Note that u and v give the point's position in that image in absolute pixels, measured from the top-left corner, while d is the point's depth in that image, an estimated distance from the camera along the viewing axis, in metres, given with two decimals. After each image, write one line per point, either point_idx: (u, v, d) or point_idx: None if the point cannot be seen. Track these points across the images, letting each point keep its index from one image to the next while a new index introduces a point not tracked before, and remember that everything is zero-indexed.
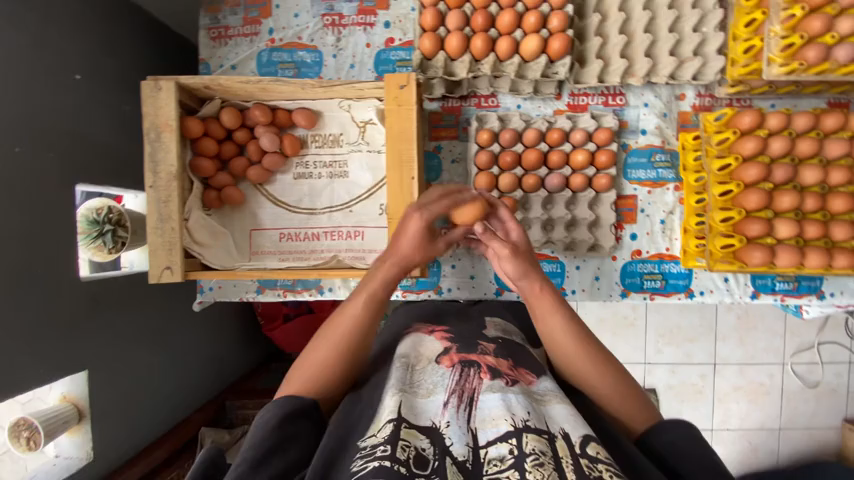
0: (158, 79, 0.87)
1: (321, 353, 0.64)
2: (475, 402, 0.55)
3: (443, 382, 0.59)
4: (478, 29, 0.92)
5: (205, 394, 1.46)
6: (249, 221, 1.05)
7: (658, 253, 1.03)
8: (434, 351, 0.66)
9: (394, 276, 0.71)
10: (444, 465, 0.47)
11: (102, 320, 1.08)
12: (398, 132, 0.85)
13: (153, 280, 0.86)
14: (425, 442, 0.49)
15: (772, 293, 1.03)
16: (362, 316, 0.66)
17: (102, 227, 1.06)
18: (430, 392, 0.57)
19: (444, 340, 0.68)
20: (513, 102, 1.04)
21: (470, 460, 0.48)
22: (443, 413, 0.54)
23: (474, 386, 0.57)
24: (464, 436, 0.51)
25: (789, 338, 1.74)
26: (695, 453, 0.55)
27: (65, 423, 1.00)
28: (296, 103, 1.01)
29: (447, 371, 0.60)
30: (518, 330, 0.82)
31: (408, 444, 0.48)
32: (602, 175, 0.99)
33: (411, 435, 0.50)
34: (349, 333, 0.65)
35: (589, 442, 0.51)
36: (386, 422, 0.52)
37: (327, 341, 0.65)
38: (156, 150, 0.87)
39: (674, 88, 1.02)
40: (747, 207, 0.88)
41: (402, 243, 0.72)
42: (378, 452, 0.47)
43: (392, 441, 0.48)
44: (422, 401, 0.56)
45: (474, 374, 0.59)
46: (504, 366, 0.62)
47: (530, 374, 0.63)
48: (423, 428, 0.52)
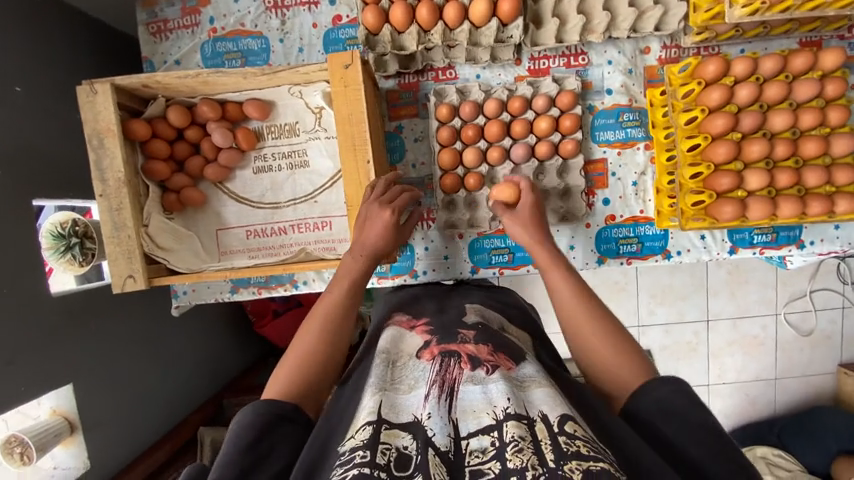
0: (94, 83, 0.84)
1: (307, 342, 0.65)
2: (456, 393, 0.53)
3: (424, 375, 0.56)
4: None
5: (201, 396, 1.46)
6: (213, 221, 1.02)
7: (632, 216, 1.00)
8: (415, 346, 0.63)
9: (368, 265, 0.76)
10: (427, 459, 0.45)
11: (79, 333, 1.08)
12: (347, 114, 0.82)
13: (115, 289, 0.86)
14: (407, 440, 0.47)
15: (751, 247, 1.01)
16: (342, 302, 0.70)
17: (69, 241, 1.07)
18: (411, 388, 0.55)
19: (423, 333, 0.66)
20: (472, 73, 1.00)
21: (452, 451, 0.46)
22: (424, 406, 0.51)
23: (455, 377, 0.54)
24: (445, 427, 0.48)
25: (780, 288, 1.73)
26: (685, 410, 0.52)
27: (57, 436, 1.01)
28: (245, 94, 0.97)
29: (427, 364, 0.58)
30: (501, 317, 0.77)
31: (388, 447, 0.46)
32: (568, 140, 0.95)
33: (391, 437, 0.48)
34: (331, 318, 0.67)
35: (566, 421, 0.48)
36: (365, 424, 0.50)
37: (309, 336, 0.66)
38: (101, 158, 0.85)
39: (637, 42, 0.98)
40: (716, 160, 0.85)
41: (370, 229, 0.77)
42: (357, 459, 0.45)
43: (371, 446, 0.46)
44: (403, 397, 0.54)
45: (455, 365, 0.56)
46: (484, 352, 0.59)
47: (511, 359, 0.60)
48: (405, 425, 0.49)
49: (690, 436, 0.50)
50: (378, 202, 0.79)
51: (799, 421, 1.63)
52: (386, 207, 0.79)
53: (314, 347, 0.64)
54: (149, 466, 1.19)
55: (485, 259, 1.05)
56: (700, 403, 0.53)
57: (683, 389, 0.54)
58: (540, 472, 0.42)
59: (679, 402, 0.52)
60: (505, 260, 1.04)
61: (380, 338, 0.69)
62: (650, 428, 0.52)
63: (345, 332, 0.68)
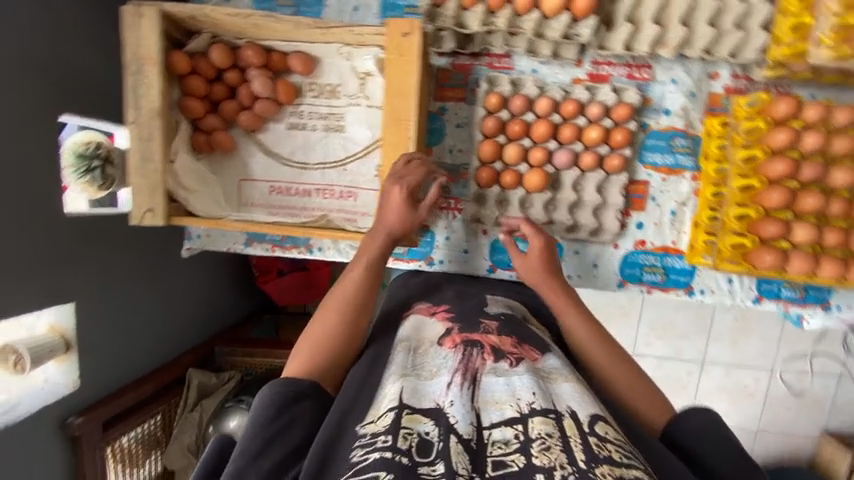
0: (142, 5, 0.80)
1: (327, 321, 0.65)
2: (478, 381, 0.57)
3: (447, 364, 0.60)
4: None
5: (196, 337, 1.48)
6: (239, 170, 1.00)
7: (662, 245, 0.97)
8: (436, 333, 0.67)
9: (384, 246, 0.74)
10: (449, 446, 0.48)
11: (87, 254, 1.07)
12: (396, 86, 0.79)
13: (133, 221, 0.83)
14: (429, 426, 0.50)
15: (776, 300, 0.98)
16: (361, 283, 0.69)
17: (90, 163, 1.08)
18: (434, 374, 0.59)
19: (445, 321, 0.70)
20: (528, 66, 0.95)
21: (474, 439, 0.50)
22: (446, 393, 0.55)
23: (476, 367, 0.59)
24: (468, 415, 0.52)
25: (782, 345, 1.72)
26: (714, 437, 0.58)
27: (51, 351, 1.02)
28: (294, 45, 0.93)
29: (449, 352, 0.62)
30: (520, 305, 0.82)
31: (410, 432, 0.49)
32: (615, 155, 0.91)
33: (413, 421, 0.51)
34: (350, 304, 0.67)
35: (597, 422, 0.51)
36: (386, 411, 0.52)
37: (332, 316, 0.65)
38: (138, 85, 0.81)
39: (707, 66, 0.92)
40: (767, 205, 0.81)
41: (386, 212, 0.75)
42: (379, 442, 0.48)
43: (393, 431, 0.49)
44: (426, 383, 0.57)
45: (477, 355, 0.61)
46: (508, 344, 0.64)
47: (536, 350, 0.65)
48: (428, 410, 0.52)
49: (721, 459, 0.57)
50: (392, 179, 0.76)
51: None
52: (400, 184, 0.76)
53: (332, 329, 0.64)
54: (137, 395, 1.21)
55: (505, 260, 1.02)
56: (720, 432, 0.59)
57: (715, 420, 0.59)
58: (569, 471, 0.44)
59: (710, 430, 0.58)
60: None
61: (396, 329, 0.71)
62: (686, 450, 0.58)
63: (362, 316, 0.67)
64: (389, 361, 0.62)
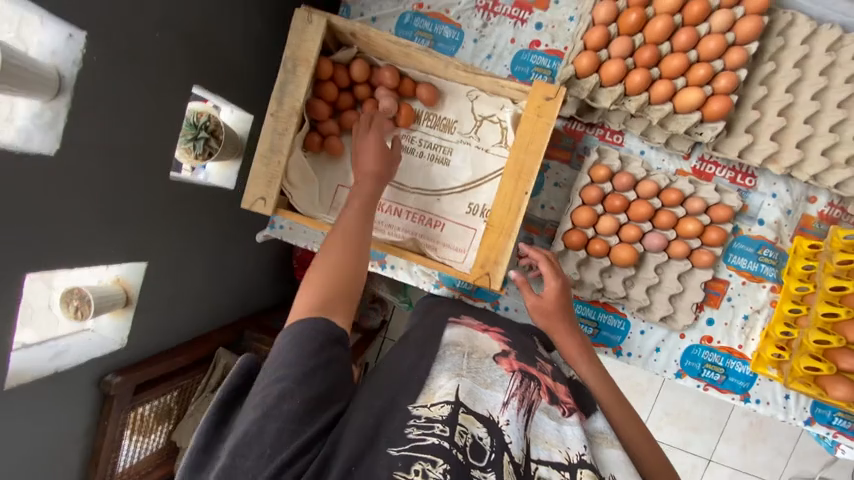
0: (313, 13, 0.85)
1: (321, 264, 0.70)
2: (532, 412, 0.66)
3: (503, 382, 0.69)
4: (688, 22, 0.84)
5: (229, 316, 1.48)
6: (339, 175, 1.04)
7: (729, 346, 0.98)
8: (493, 350, 0.78)
9: (371, 186, 0.82)
10: (500, 460, 0.56)
11: (176, 221, 1.07)
12: (527, 141, 0.82)
13: (245, 206, 0.86)
14: (482, 432, 0.59)
15: (827, 425, 0.99)
16: (351, 224, 0.76)
17: (197, 132, 1.13)
18: (489, 385, 0.67)
19: (502, 343, 0.82)
20: (638, 147, 0.99)
21: (522, 465, 0.58)
22: (502, 412, 0.63)
23: (534, 398, 0.69)
24: (520, 441, 0.61)
25: (791, 460, 1.73)
26: None
27: (112, 304, 1.03)
28: (427, 77, 0.99)
29: (506, 372, 0.72)
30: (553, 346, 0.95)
31: (465, 431, 0.57)
32: (705, 251, 0.94)
33: (468, 422, 0.59)
34: (343, 237, 0.74)
35: None
36: (443, 403, 0.60)
37: (324, 258, 0.71)
38: (288, 82, 0.86)
39: (808, 189, 0.96)
40: (850, 337, 0.84)
41: (365, 156, 0.86)
42: (438, 430, 0.56)
43: (450, 423, 0.57)
44: (483, 391, 0.65)
45: (535, 388, 0.71)
46: (561, 392, 0.74)
47: (583, 410, 0.73)
48: (480, 417, 0.60)
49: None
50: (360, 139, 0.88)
51: None
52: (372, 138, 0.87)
53: (324, 269, 0.70)
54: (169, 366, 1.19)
55: None
56: None
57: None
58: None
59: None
60: (588, 332, 1.03)
61: (444, 328, 0.82)
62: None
63: (357, 245, 0.74)
64: (441, 356, 0.72)
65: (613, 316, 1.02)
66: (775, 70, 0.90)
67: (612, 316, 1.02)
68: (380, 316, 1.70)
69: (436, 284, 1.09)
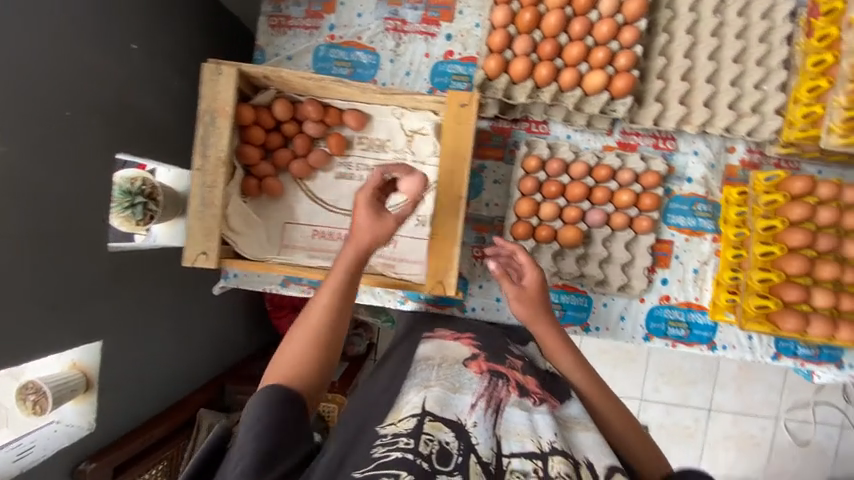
0: (221, 64, 0.86)
1: (301, 339, 0.70)
2: (501, 410, 0.66)
3: (470, 385, 0.69)
4: (578, 12, 0.90)
5: (204, 375, 1.43)
6: (284, 213, 1.04)
7: (686, 301, 1.02)
8: (461, 355, 0.80)
9: (358, 256, 0.76)
10: (467, 462, 0.56)
11: (120, 292, 1.04)
12: (452, 148, 0.85)
13: (187, 263, 0.86)
14: (450, 437, 0.58)
15: (792, 357, 1.04)
16: (335, 300, 0.73)
17: (134, 199, 1.11)
18: (459, 391, 0.68)
19: (473, 349, 0.83)
20: (563, 132, 1.04)
21: (493, 464, 0.57)
22: (470, 413, 0.63)
23: (501, 397, 0.68)
24: (489, 440, 0.60)
25: (786, 393, 1.78)
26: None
27: (73, 391, 0.99)
28: (350, 104, 1.01)
29: (475, 376, 0.72)
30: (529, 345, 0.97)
31: (431, 439, 0.57)
32: (643, 218, 0.99)
33: (435, 429, 0.59)
34: (321, 324, 0.71)
35: (612, 474, 0.61)
36: (409, 416, 0.61)
37: (305, 331, 0.70)
38: (209, 135, 0.86)
39: (725, 141, 1.02)
40: (788, 270, 0.89)
41: (358, 224, 0.78)
42: (401, 444, 0.56)
43: (415, 435, 0.57)
44: (451, 396, 0.66)
45: (502, 386, 0.71)
46: (531, 385, 0.74)
47: (556, 397, 0.74)
48: (448, 422, 0.61)
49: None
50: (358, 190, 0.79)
51: None
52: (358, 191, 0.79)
53: (309, 344, 0.69)
54: (147, 440, 1.15)
55: None
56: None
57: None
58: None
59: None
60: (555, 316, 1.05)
61: (417, 346, 0.86)
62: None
63: (330, 332, 0.71)
64: (414, 373, 0.74)
65: (574, 295, 1.04)
66: (670, 40, 0.97)
67: (574, 295, 1.04)
68: (366, 340, 1.68)
69: (402, 300, 1.09)
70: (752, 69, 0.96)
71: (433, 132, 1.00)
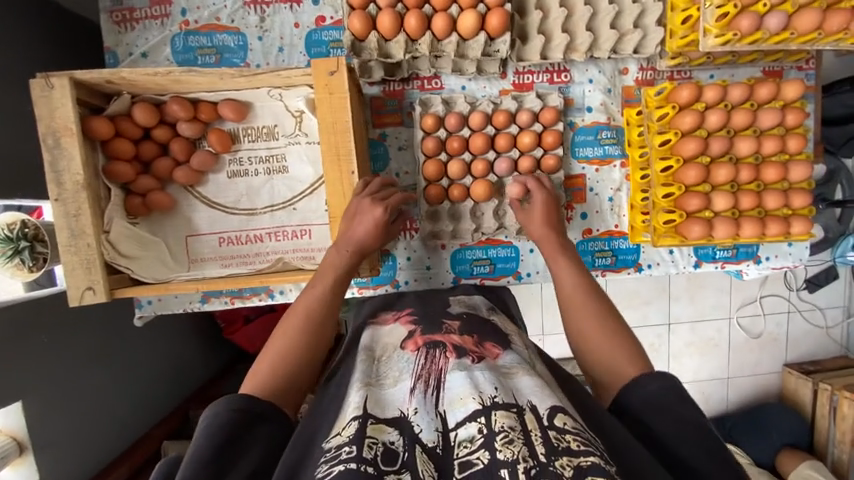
0: (50, 76, 0.76)
1: (281, 345, 0.68)
2: (442, 384, 0.58)
3: (409, 368, 0.62)
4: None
5: (166, 406, 1.38)
6: (182, 227, 0.96)
7: (607, 230, 1.04)
8: (399, 337, 0.70)
9: (349, 259, 0.78)
10: (414, 456, 0.50)
11: (25, 345, 0.97)
12: (332, 123, 0.80)
13: (72, 303, 0.80)
14: (394, 435, 0.52)
15: (714, 261, 1.08)
16: (320, 301, 0.74)
17: (17, 244, 0.93)
18: (396, 381, 0.60)
19: (407, 325, 0.73)
20: (457, 83, 0.99)
21: (440, 446, 0.51)
22: (409, 400, 0.56)
23: (440, 367, 0.61)
24: (432, 421, 0.54)
25: (734, 293, 1.88)
26: (665, 409, 0.57)
27: (4, 458, 0.92)
28: (220, 94, 0.92)
29: (412, 355, 0.64)
30: (484, 302, 0.89)
31: (375, 441, 0.50)
32: (550, 156, 0.97)
33: (377, 431, 0.52)
34: (304, 326, 0.70)
35: (556, 413, 0.54)
36: (350, 421, 0.53)
37: (286, 335, 0.69)
38: (58, 159, 0.78)
39: (616, 63, 1.00)
40: (686, 182, 0.90)
41: (358, 225, 0.79)
42: (343, 455, 0.48)
43: (357, 441, 0.50)
44: (390, 391, 0.59)
45: (440, 355, 0.63)
46: (469, 343, 0.66)
47: (497, 347, 0.67)
48: (391, 420, 0.54)
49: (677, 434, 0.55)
50: (369, 200, 0.81)
51: (751, 420, 1.78)
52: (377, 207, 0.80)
53: (290, 348, 0.68)
54: None
55: (467, 270, 1.06)
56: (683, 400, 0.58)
57: (670, 385, 0.59)
58: (531, 465, 0.47)
59: (666, 398, 0.58)
60: (486, 271, 1.06)
61: (360, 338, 0.75)
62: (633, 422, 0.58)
63: (317, 345, 0.70)
64: (352, 371, 0.65)
65: (500, 248, 1.05)
66: None
67: (500, 248, 1.05)
68: None
69: None
70: None
71: (309, 109, 0.93)
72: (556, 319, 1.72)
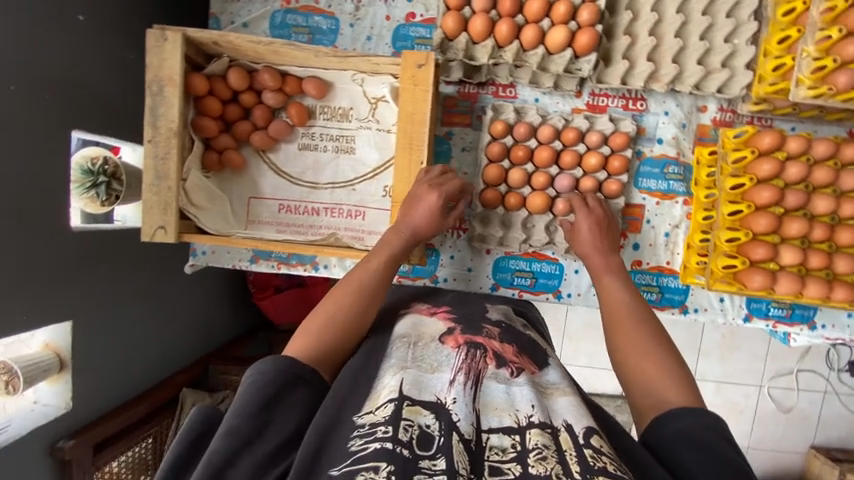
0: (166, 29, 0.83)
1: (332, 311, 0.70)
2: (480, 382, 0.59)
3: (448, 362, 0.61)
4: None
5: (190, 356, 1.43)
6: (249, 188, 1.02)
7: (658, 265, 1.01)
8: (437, 331, 0.70)
9: (404, 243, 0.80)
10: (450, 443, 0.49)
11: (86, 270, 1.03)
12: (411, 112, 0.84)
13: (145, 237, 0.86)
14: (430, 419, 0.52)
15: (765, 318, 1.03)
16: (375, 275, 0.75)
17: (96, 178, 1.01)
18: (435, 369, 0.60)
19: (448, 321, 0.72)
20: (531, 95, 1.01)
21: (474, 441, 0.51)
22: (448, 390, 0.56)
23: (480, 368, 0.61)
24: (469, 415, 0.54)
25: (770, 361, 1.78)
26: (701, 449, 0.55)
27: (45, 371, 0.98)
28: (308, 71, 0.97)
29: (452, 351, 0.63)
30: (520, 317, 0.88)
31: (410, 424, 0.50)
32: (613, 181, 0.97)
33: (413, 413, 0.52)
34: (355, 297, 0.72)
35: (592, 434, 0.54)
36: (386, 402, 0.54)
37: (337, 302, 0.71)
38: (158, 105, 0.84)
39: (696, 99, 0.99)
40: (755, 229, 0.88)
41: (417, 210, 0.82)
42: (379, 433, 0.49)
43: (394, 422, 0.50)
44: (428, 376, 0.58)
45: (480, 357, 0.62)
46: (509, 353, 0.65)
47: (534, 362, 0.67)
48: (427, 404, 0.54)
49: (712, 474, 0.53)
50: (427, 186, 0.83)
51: None
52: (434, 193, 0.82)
53: (338, 316, 0.69)
54: (127, 418, 1.15)
55: (508, 279, 1.06)
56: (723, 439, 0.57)
57: (710, 423, 0.58)
58: None
59: (703, 433, 0.57)
60: (526, 283, 1.06)
61: (396, 322, 0.74)
62: (668, 450, 0.57)
63: (364, 317, 0.72)
64: (388, 353, 0.65)
65: (546, 263, 1.05)
66: None
67: (545, 263, 1.05)
68: None
69: None
70: (722, 22, 0.92)
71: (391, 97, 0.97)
72: (576, 348, 1.69)
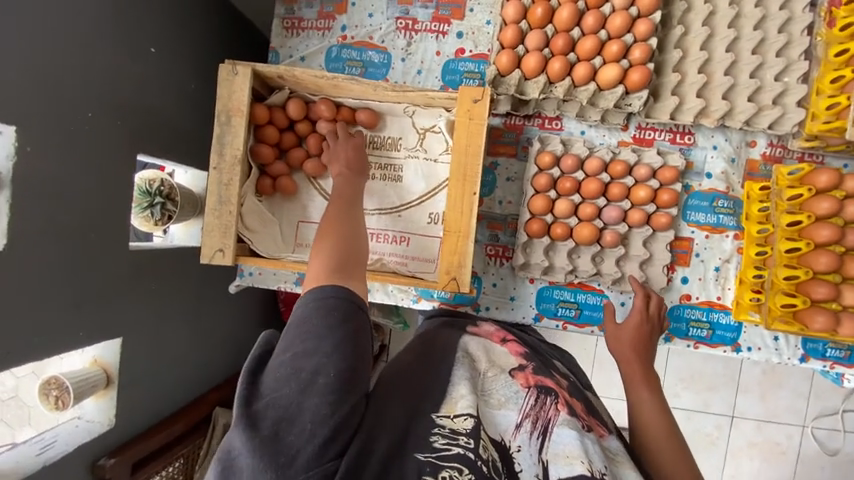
0: (237, 64, 0.88)
1: (327, 243, 0.68)
2: (549, 434, 0.56)
3: (518, 399, 0.60)
4: (591, 5, 0.90)
5: (223, 374, 1.43)
6: (297, 212, 1.04)
7: (708, 300, 0.99)
8: (508, 363, 0.69)
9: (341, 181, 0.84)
10: None
11: (141, 288, 1.05)
12: (465, 145, 0.86)
13: (205, 259, 0.90)
14: (496, 454, 0.52)
15: (822, 359, 0.99)
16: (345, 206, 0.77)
17: (152, 199, 1.07)
18: (501, 404, 0.59)
19: (520, 357, 0.70)
20: (577, 128, 1.03)
21: None
22: (514, 435, 0.56)
23: (550, 417, 0.58)
24: (534, 465, 0.53)
25: (813, 399, 1.69)
26: None
27: (92, 386, 0.98)
28: (362, 103, 1.01)
29: (521, 390, 0.62)
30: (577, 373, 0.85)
31: (488, 444, 0.52)
32: (662, 214, 0.97)
33: (488, 440, 0.53)
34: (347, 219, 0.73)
35: None
36: (464, 414, 0.54)
37: (331, 233, 0.70)
38: (225, 133, 0.89)
39: (745, 134, 0.99)
40: (815, 267, 0.86)
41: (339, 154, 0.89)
42: (461, 441, 0.51)
43: (474, 435, 0.52)
44: (496, 413, 0.58)
45: (550, 404, 0.60)
46: (579, 410, 0.64)
47: (602, 427, 0.65)
48: (497, 443, 0.54)
49: None
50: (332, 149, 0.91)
51: None
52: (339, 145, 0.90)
53: (332, 242, 0.68)
54: (165, 436, 1.14)
55: (552, 309, 1.05)
56: None
57: None
58: None
59: None
60: (571, 315, 1.04)
61: (461, 336, 0.73)
62: None
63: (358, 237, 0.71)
64: (455, 362, 0.64)
65: (591, 294, 1.04)
66: (686, 33, 0.94)
67: (590, 294, 1.04)
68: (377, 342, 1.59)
69: (416, 299, 1.08)
70: (772, 61, 0.93)
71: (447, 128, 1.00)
72: (608, 380, 1.63)
